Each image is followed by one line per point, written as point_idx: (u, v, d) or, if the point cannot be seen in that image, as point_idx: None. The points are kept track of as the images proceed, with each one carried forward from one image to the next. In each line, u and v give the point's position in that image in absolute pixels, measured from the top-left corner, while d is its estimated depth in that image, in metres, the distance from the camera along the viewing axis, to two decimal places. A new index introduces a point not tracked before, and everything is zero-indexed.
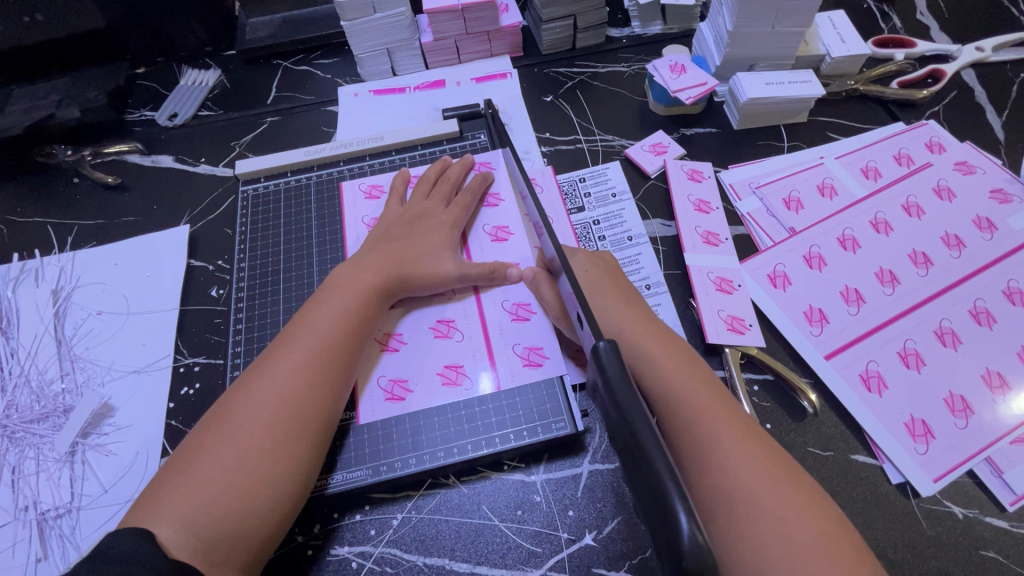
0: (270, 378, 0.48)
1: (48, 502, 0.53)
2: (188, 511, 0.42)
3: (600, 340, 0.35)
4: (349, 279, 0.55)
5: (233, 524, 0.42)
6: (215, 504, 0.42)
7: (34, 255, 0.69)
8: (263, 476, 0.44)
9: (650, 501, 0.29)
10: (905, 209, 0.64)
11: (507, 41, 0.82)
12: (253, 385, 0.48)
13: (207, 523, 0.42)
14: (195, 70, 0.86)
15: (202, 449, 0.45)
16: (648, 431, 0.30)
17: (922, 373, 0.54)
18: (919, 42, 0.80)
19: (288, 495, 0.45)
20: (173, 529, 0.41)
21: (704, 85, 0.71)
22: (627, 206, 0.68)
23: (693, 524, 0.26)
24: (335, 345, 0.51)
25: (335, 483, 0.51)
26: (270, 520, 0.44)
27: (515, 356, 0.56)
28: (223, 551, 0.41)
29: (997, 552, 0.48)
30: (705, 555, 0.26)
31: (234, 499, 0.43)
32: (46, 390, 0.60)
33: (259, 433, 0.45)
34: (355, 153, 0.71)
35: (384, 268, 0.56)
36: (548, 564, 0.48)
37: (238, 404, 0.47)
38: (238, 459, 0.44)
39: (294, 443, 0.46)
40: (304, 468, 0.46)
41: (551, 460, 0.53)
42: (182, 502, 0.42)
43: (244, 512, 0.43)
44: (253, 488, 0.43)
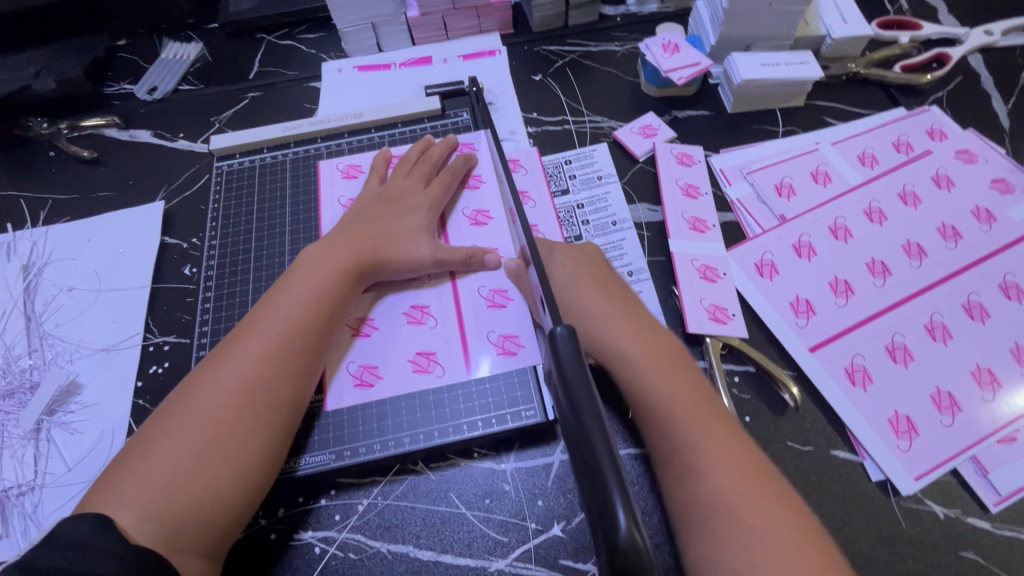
0: (236, 359, 0.47)
1: (11, 479, 0.52)
2: (149, 496, 0.41)
3: (558, 324, 0.33)
4: (320, 261, 0.53)
5: (195, 509, 0.41)
6: (176, 491, 0.41)
7: (6, 229, 0.68)
8: (227, 459, 0.43)
9: (592, 493, 0.27)
10: (901, 197, 0.62)
11: (497, 17, 0.79)
12: (219, 367, 0.47)
13: (167, 510, 0.41)
14: (177, 43, 0.84)
15: (167, 432, 0.44)
16: (594, 417, 0.28)
17: (909, 368, 0.52)
18: (925, 25, 0.77)
19: (252, 479, 0.44)
20: (136, 515, 0.40)
21: (698, 65, 0.69)
22: (613, 190, 0.66)
23: (630, 518, 0.25)
24: (305, 326, 0.49)
25: (308, 463, 0.50)
26: (232, 505, 0.43)
27: (490, 343, 0.54)
28: (182, 537, 0.40)
29: (977, 553, 0.46)
30: (642, 555, 0.25)
31: (197, 484, 0.42)
32: (14, 365, 0.59)
33: (224, 416, 0.44)
34: (334, 130, 0.69)
35: (357, 248, 0.54)
36: (513, 554, 0.47)
37: (202, 385, 0.46)
38: (203, 442, 0.43)
39: (258, 428, 0.45)
40: (270, 451, 0.45)
41: (522, 448, 0.51)
42: (141, 486, 0.41)
43: (204, 497, 0.42)
44: (216, 472, 0.42)
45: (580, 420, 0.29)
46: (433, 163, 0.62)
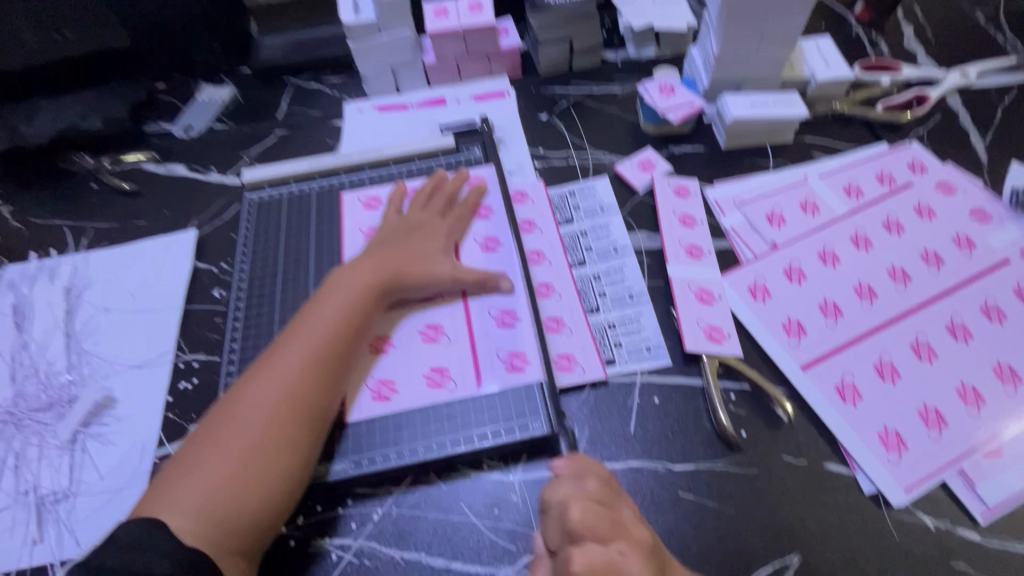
0: (275, 374, 0.50)
1: (47, 487, 0.56)
2: (197, 501, 0.44)
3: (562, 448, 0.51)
4: (348, 282, 0.57)
5: (237, 513, 0.44)
6: (220, 496, 0.44)
7: (51, 254, 0.73)
8: (267, 467, 0.46)
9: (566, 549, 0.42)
10: (885, 226, 0.66)
11: (506, 62, 0.86)
12: (256, 380, 0.50)
13: (213, 514, 0.44)
14: (211, 86, 0.91)
15: (212, 440, 0.47)
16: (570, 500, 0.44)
17: (897, 385, 0.55)
18: (904, 68, 0.83)
19: (289, 486, 0.47)
20: (185, 519, 0.43)
21: (691, 106, 0.75)
22: (614, 219, 0.70)
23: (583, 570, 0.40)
24: (337, 343, 0.53)
25: (333, 471, 0.53)
26: (271, 510, 0.46)
27: (499, 360, 0.57)
28: (226, 540, 0.44)
29: (967, 564, 0.48)
30: None
31: (239, 489, 0.45)
32: (53, 380, 0.63)
33: (262, 426, 0.48)
34: (356, 164, 0.75)
35: (383, 270, 0.58)
36: (520, 561, 0.49)
37: (241, 398, 0.49)
38: (246, 450, 0.46)
39: (293, 437, 0.48)
40: (304, 457, 0.48)
41: (530, 460, 0.54)
42: (190, 491, 0.44)
43: (246, 501, 0.45)
44: (256, 479, 0.46)
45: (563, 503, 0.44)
46: (447, 195, 0.68)
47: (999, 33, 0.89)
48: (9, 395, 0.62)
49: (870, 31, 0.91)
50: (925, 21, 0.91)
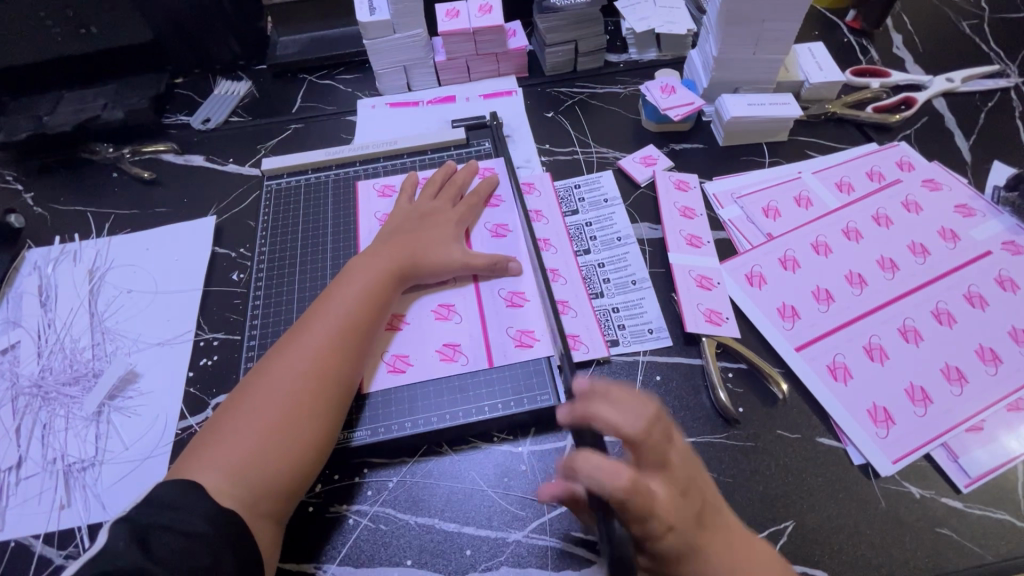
0: (305, 348, 0.53)
1: (74, 455, 0.58)
2: (231, 463, 0.46)
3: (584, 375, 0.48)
4: (368, 264, 0.60)
5: (269, 475, 0.47)
6: (255, 462, 0.47)
7: (74, 238, 0.76)
8: (299, 437, 0.49)
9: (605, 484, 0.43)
10: (875, 219, 0.70)
11: (514, 62, 0.90)
12: (285, 353, 0.53)
13: (247, 478, 0.46)
14: (229, 81, 0.94)
15: (245, 410, 0.50)
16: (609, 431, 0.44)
17: (885, 365, 0.58)
18: (893, 73, 0.87)
19: (317, 451, 0.50)
20: (220, 481, 0.45)
21: (692, 104, 0.78)
22: (618, 211, 0.74)
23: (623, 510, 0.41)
24: (362, 323, 0.56)
25: (353, 439, 0.55)
26: (300, 474, 0.48)
27: (509, 337, 0.60)
28: (258, 502, 0.46)
29: (951, 530, 0.51)
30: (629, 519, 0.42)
31: (271, 453, 0.47)
32: (78, 356, 0.65)
33: (290, 395, 0.50)
34: (371, 155, 0.78)
35: (402, 255, 0.61)
36: (530, 526, 0.52)
37: (270, 370, 0.52)
38: (279, 420, 0.49)
39: (321, 405, 0.51)
40: (330, 426, 0.51)
41: (538, 433, 0.57)
42: (226, 456, 0.47)
43: (277, 465, 0.47)
44: (287, 443, 0.48)
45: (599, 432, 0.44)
46: (458, 183, 0.71)
47: (983, 42, 0.93)
48: (36, 370, 0.64)
49: (861, 39, 0.95)
50: (913, 30, 0.96)
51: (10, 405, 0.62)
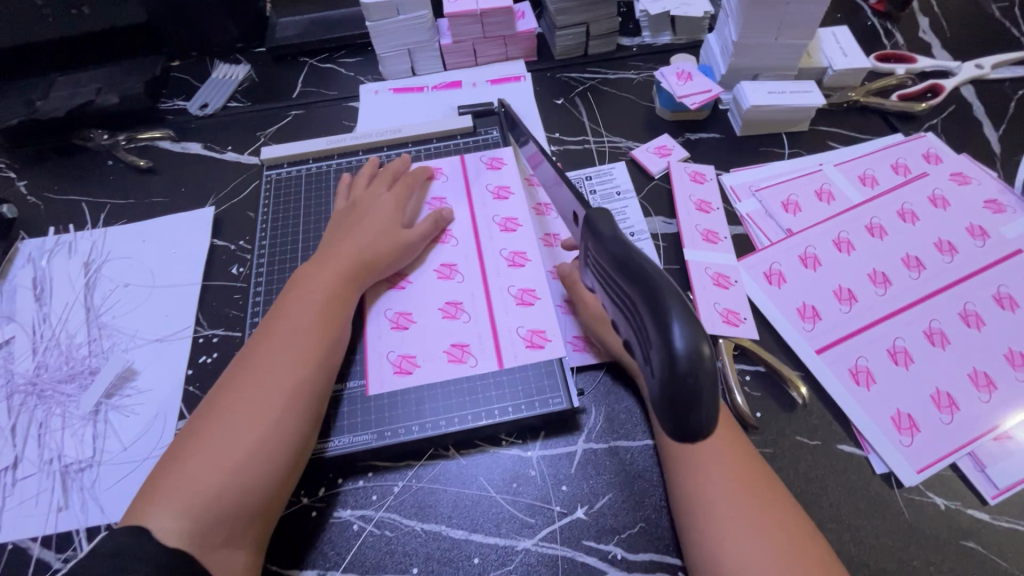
0: (266, 370, 0.50)
1: (71, 456, 0.56)
2: (182, 498, 0.43)
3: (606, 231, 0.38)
4: (327, 272, 0.58)
5: (223, 505, 0.44)
6: (222, 489, 0.44)
7: (69, 229, 0.73)
8: (259, 459, 0.46)
9: (649, 293, 0.32)
10: (900, 215, 0.67)
11: (523, 45, 0.86)
12: (243, 371, 0.51)
13: (217, 507, 0.44)
14: (227, 65, 0.91)
15: (199, 442, 0.47)
16: (666, 292, 0.32)
17: (910, 370, 0.56)
18: (919, 58, 0.83)
19: (283, 469, 0.47)
20: (167, 519, 0.42)
21: (709, 92, 0.74)
22: (631, 204, 0.71)
23: (686, 334, 0.30)
24: (327, 337, 0.54)
25: (332, 447, 0.54)
26: (262, 496, 0.46)
27: (519, 338, 0.58)
28: (219, 535, 0.43)
29: (977, 543, 0.49)
30: (704, 350, 0.30)
31: (227, 480, 0.45)
32: (75, 353, 0.63)
33: (248, 414, 0.48)
34: (374, 143, 0.75)
35: (359, 262, 0.59)
36: (539, 534, 0.50)
37: (227, 391, 0.50)
38: (246, 446, 0.46)
39: (283, 421, 0.48)
40: (296, 441, 0.48)
41: (548, 436, 0.55)
42: (186, 491, 0.44)
43: (233, 492, 0.45)
44: (244, 466, 0.45)
45: (661, 309, 0.31)
46: (397, 172, 0.69)
47: (1014, 26, 0.89)
48: (31, 367, 0.62)
49: (885, 22, 0.91)
50: (940, 13, 0.92)
51: (5, 403, 0.60)
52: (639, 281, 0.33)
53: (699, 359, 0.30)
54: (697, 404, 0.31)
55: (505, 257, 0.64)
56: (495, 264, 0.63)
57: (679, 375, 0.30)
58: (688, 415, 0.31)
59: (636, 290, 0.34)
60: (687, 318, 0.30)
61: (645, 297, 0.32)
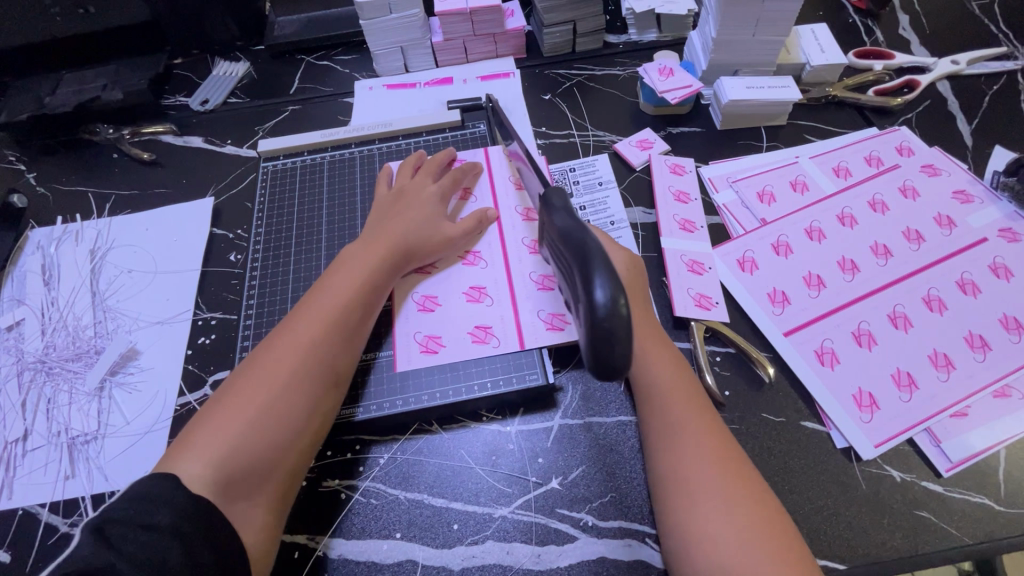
0: (288, 339, 0.53)
1: (78, 429, 0.60)
2: (216, 449, 0.46)
3: (558, 205, 0.44)
4: (360, 253, 0.61)
5: (253, 460, 0.47)
6: (252, 443, 0.48)
7: (76, 219, 0.77)
8: (290, 419, 0.50)
9: (582, 261, 0.39)
10: (871, 205, 0.69)
11: (512, 43, 0.89)
12: (278, 338, 0.54)
13: (246, 462, 0.47)
14: (227, 62, 0.94)
15: (232, 399, 0.50)
16: (597, 262, 0.38)
17: (873, 351, 0.59)
18: (897, 54, 0.86)
19: (308, 431, 0.51)
20: (199, 469, 0.45)
21: (690, 87, 0.77)
22: (612, 194, 0.74)
23: (607, 297, 0.37)
24: (348, 313, 0.56)
25: (358, 414, 0.57)
26: (289, 454, 0.49)
27: (540, 321, 0.61)
28: (246, 488, 0.47)
29: (930, 512, 0.52)
30: (620, 309, 0.36)
31: (258, 436, 0.48)
32: (81, 334, 0.67)
33: (281, 377, 0.51)
34: (366, 137, 0.78)
35: (393, 249, 0.61)
36: (515, 503, 0.53)
37: (263, 355, 0.53)
38: (278, 405, 0.50)
39: (312, 388, 0.52)
40: (321, 407, 0.52)
41: (527, 412, 0.58)
42: (216, 442, 0.47)
43: (263, 448, 0.48)
44: (275, 425, 0.49)
45: (589, 274, 0.38)
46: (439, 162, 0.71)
47: (992, 23, 0.91)
48: (40, 347, 0.66)
49: (866, 19, 0.93)
50: (920, 10, 0.94)
51: (16, 380, 0.64)
52: (578, 246, 0.40)
53: (614, 319, 0.36)
54: (613, 348, 0.37)
55: (527, 245, 0.66)
56: (517, 251, 0.66)
57: (599, 325, 0.37)
58: (604, 354, 0.37)
59: (576, 256, 0.40)
60: (609, 278, 0.37)
61: (580, 262, 0.39)
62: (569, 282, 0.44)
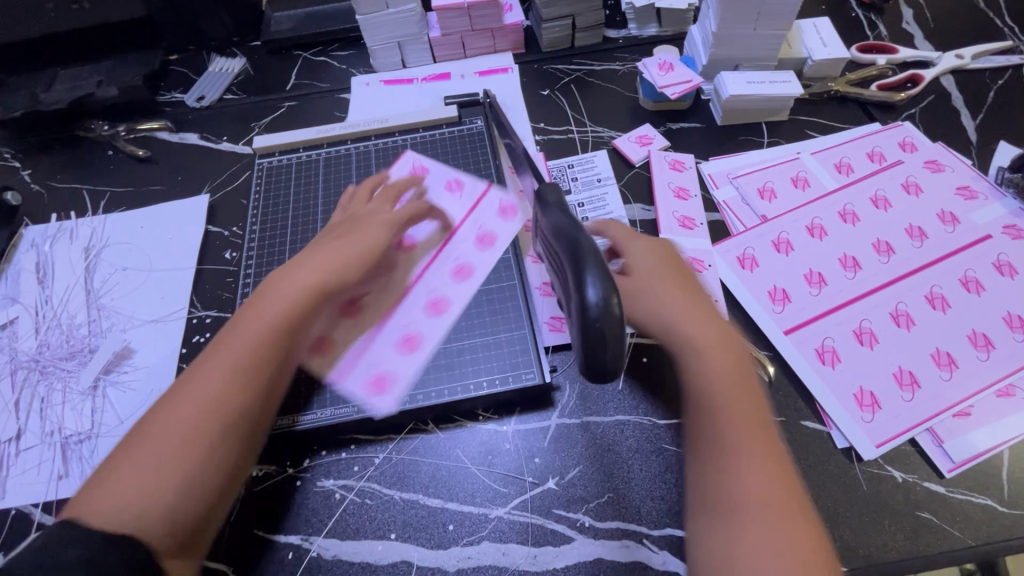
0: (193, 390, 0.47)
1: (71, 428, 0.59)
2: (118, 502, 0.42)
3: (552, 203, 0.43)
4: (297, 274, 0.54)
5: (157, 512, 0.43)
6: (158, 493, 0.43)
7: (70, 216, 0.76)
8: (200, 463, 0.45)
9: (574, 259, 0.38)
10: (873, 201, 0.68)
11: (510, 38, 0.88)
12: (195, 369, 0.49)
13: (149, 515, 0.42)
14: (223, 58, 0.94)
15: (140, 442, 0.45)
16: (591, 259, 0.37)
17: (874, 350, 0.58)
18: (901, 49, 0.85)
19: (222, 475, 0.46)
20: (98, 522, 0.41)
21: (690, 82, 0.76)
22: (611, 191, 0.73)
23: (600, 296, 0.36)
24: (267, 357, 0.50)
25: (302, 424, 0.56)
26: (200, 503, 0.45)
27: (393, 342, 0.59)
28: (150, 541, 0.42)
29: (932, 514, 0.51)
30: (612, 309, 0.36)
31: (166, 485, 0.43)
32: (75, 333, 0.66)
33: (193, 415, 0.46)
34: (362, 133, 0.77)
35: (332, 271, 0.55)
36: (511, 503, 0.53)
37: (177, 390, 0.48)
38: (188, 448, 0.45)
39: (226, 427, 0.47)
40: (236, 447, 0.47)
41: (524, 412, 0.58)
42: (117, 492, 0.43)
43: (169, 499, 0.43)
44: (184, 470, 0.44)
45: (581, 272, 0.37)
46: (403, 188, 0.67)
47: (997, 17, 0.90)
48: (34, 345, 0.65)
49: (870, 13, 0.92)
50: (925, 4, 0.93)
51: (10, 379, 0.63)
52: (568, 244, 0.39)
53: (607, 320, 0.36)
54: (604, 349, 0.36)
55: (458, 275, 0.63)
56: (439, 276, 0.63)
57: (590, 325, 0.36)
58: (594, 354, 0.37)
59: (566, 255, 0.39)
60: (601, 277, 0.36)
61: (571, 260, 0.38)
62: (559, 281, 0.43)
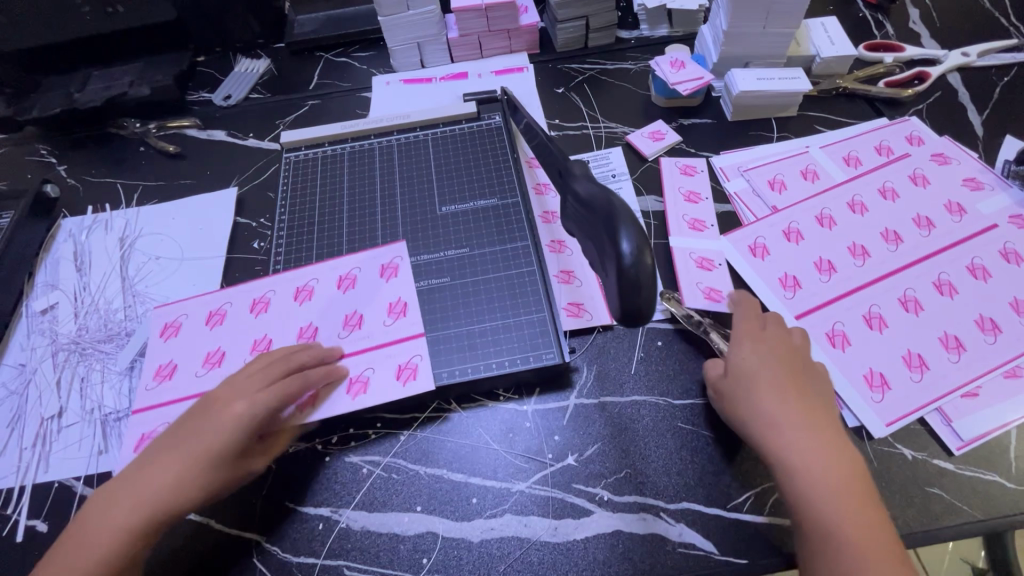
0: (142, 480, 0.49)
1: (110, 406, 0.62)
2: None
3: (583, 177, 0.49)
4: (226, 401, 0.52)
5: None
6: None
7: (105, 208, 0.80)
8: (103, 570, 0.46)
9: (607, 220, 0.44)
10: (881, 192, 0.70)
11: (526, 39, 0.91)
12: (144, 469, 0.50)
13: None
14: (248, 59, 0.97)
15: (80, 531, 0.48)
16: (625, 218, 0.43)
17: (883, 333, 0.60)
18: (907, 47, 0.87)
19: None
20: None
21: (701, 79, 0.78)
22: (625, 185, 0.75)
23: (632, 248, 0.41)
24: (201, 468, 0.49)
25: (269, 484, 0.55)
26: None
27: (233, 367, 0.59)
28: None
29: (942, 490, 0.52)
30: (644, 258, 0.41)
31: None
32: (111, 317, 0.69)
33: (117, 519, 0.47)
34: (385, 128, 0.80)
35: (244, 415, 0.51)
36: (532, 478, 0.55)
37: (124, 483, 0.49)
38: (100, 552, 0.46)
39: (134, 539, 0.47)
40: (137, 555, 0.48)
41: (544, 392, 0.60)
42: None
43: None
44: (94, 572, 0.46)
45: (616, 227, 0.43)
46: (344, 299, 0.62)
47: (1003, 16, 0.92)
48: (73, 329, 0.68)
49: (877, 13, 0.94)
50: (931, 5, 0.95)
51: (51, 360, 0.66)
52: (604, 208, 0.45)
53: (640, 268, 0.41)
54: (637, 294, 0.41)
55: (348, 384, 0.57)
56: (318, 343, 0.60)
57: (625, 274, 0.41)
58: (630, 300, 0.42)
59: (599, 217, 0.45)
60: (633, 231, 0.42)
61: (605, 221, 0.44)
62: (589, 247, 0.48)
